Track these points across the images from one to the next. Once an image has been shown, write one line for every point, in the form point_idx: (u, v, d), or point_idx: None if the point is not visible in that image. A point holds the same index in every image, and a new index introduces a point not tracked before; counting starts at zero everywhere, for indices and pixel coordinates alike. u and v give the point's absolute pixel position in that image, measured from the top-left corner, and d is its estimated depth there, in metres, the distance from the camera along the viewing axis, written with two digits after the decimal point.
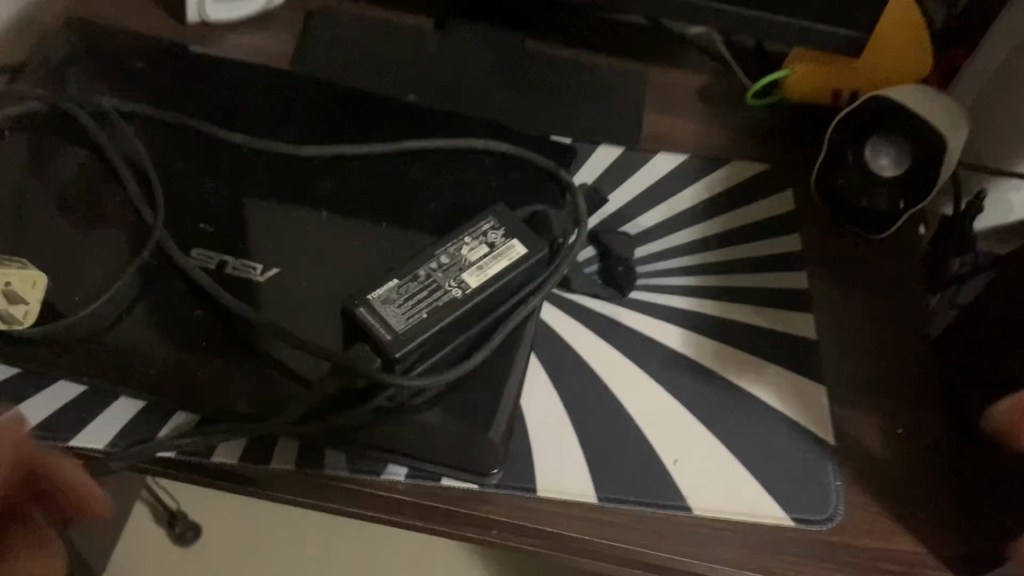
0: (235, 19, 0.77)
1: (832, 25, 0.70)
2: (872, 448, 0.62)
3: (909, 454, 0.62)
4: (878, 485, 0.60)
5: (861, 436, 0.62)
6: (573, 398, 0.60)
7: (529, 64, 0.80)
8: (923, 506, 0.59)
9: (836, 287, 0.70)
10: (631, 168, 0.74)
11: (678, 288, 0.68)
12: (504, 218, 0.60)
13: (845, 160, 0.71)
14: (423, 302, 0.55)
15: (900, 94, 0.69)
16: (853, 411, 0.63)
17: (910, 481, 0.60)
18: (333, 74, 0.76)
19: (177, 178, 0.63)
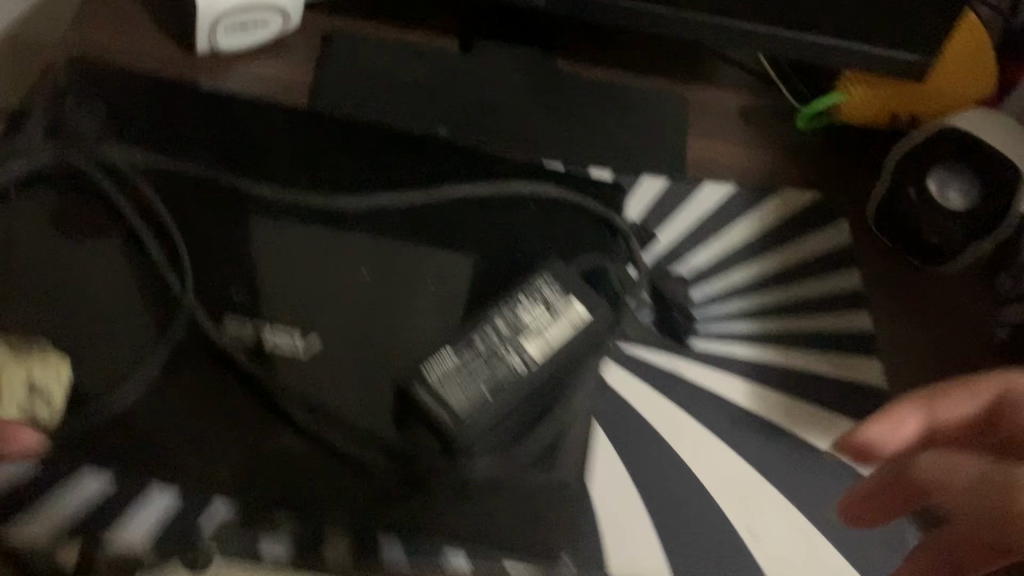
0: (248, 46, 0.71)
1: (893, 48, 0.66)
2: None
3: None
4: None
5: None
6: (642, 465, 0.57)
7: (563, 87, 0.75)
8: None
9: (900, 328, 0.67)
10: (680, 200, 0.70)
11: (738, 335, 0.64)
12: (561, 274, 0.56)
13: (907, 194, 0.67)
14: (483, 377, 0.51)
15: (968, 122, 0.65)
16: None
17: None
18: (356, 105, 0.71)
19: (204, 238, 0.58)
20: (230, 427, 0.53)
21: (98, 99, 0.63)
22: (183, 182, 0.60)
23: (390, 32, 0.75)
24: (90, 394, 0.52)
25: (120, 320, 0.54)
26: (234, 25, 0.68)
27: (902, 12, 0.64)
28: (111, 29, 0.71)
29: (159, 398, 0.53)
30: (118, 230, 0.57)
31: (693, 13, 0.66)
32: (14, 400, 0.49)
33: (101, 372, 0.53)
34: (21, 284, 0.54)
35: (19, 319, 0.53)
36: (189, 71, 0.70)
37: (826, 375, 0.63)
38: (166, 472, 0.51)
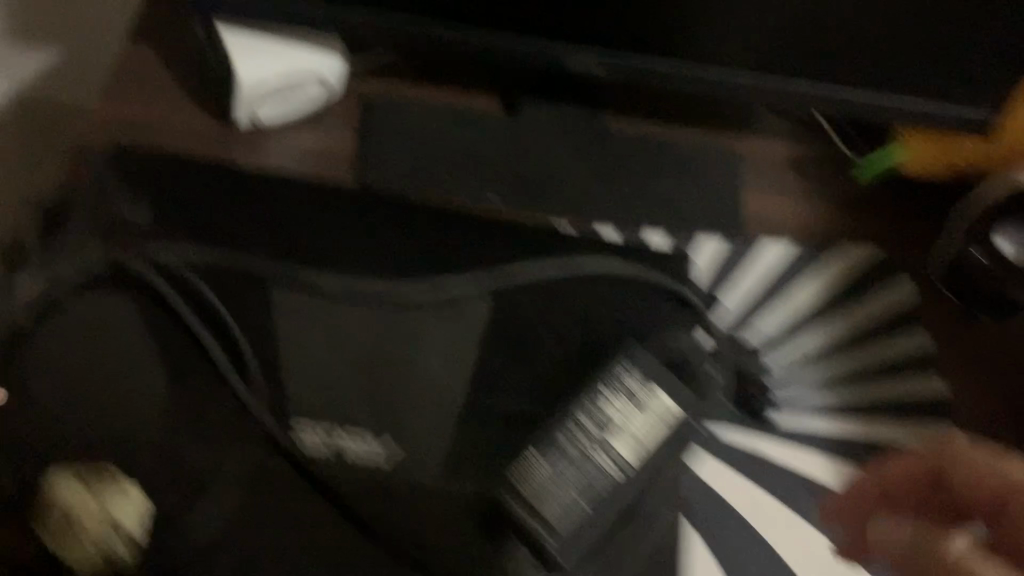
0: (287, 114, 0.68)
1: (956, 101, 0.64)
2: None
3: None
4: None
5: None
6: (736, 558, 0.56)
7: (613, 142, 0.73)
8: None
9: (974, 389, 0.65)
10: (742, 262, 0.68)
11: (814, 408, 0.63)
12: (643, 363, 0.54)
13: (970, 257, 0.66)
14: (576, 486, 0.50)
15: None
16: None
17: None
18: (403, 176, 0.68)
19: (269, 338, 0.56)
20: (306, 542, 0.50)
21: (143, 186, 0.61)
22: (237, 278, 0.58)
23: (432, 94, 0.73)
24: (157, 517, 0.50)
25: (185, 431, 0.52)
26: (274, 97, 0.66)
27: (969, 65, 0.61)
28: (147, 106, 0.69)
29: (229, 514, 0.51)
30: (177, 334, 0.55)
31: (750, 71, 0.64)
32: (95, 542, 0.47)
33: (166, 491, 0.50)
34: (82, 397, 0.52)
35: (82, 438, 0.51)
36: (228, 145, 0.67)
37: (907, 445, 0.62)
38: None
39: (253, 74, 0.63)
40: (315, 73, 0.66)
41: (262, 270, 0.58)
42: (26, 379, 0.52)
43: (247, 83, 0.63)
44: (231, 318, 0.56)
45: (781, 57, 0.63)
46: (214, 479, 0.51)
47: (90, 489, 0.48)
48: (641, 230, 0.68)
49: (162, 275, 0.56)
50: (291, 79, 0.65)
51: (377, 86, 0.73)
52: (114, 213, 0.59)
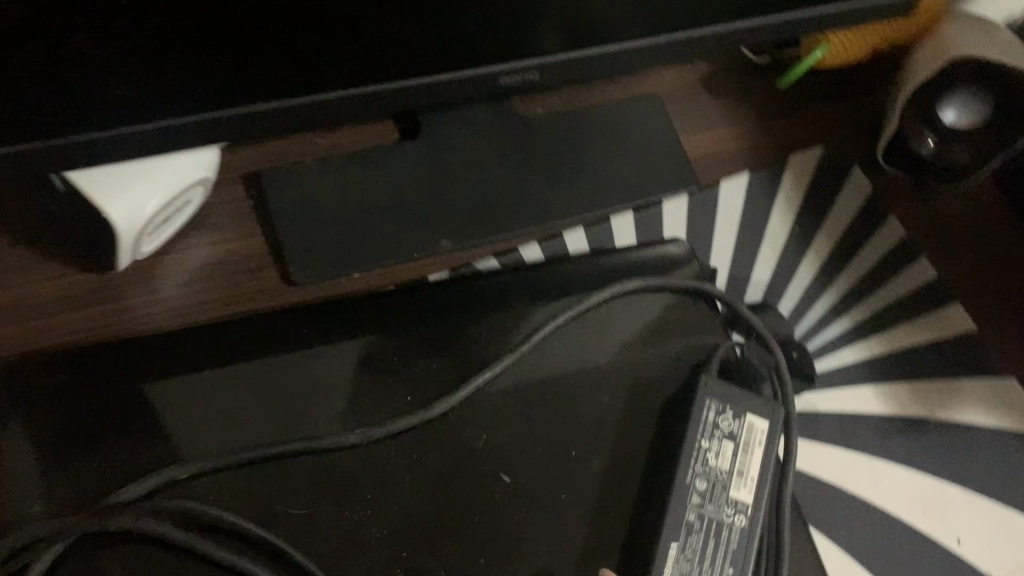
0: (168, 234, 0.56)
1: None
2: None
3: None
4: None
5: None
6: (841, 526, 0.55)
7: (531, 127, 0.65)
8: None
9: (953, 259, 0.66)
10: (710, 213, 0.65)
11: (836, 341, 0.62)
12: (720, 390, 0.49)
13: (926, 144, 0.66)
14: (719, 554, 0.45)
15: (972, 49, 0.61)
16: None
17: None
18: (339, 254, 0.58)
19: (306, 521, 0.46)
20: None
21: (39, 416, 0.47)
22: (231, 473, 0.46)
23: (317, 143, 0.62)
24: None
25: None
26: (156, 225, 0.53)
27: None
28: None
29: None
30: (202, 574, 0.44)
31: (682, 40, 0.57)
32: None
33: None
34: None
35: None
36: (121, 300, 0.55)
37: (935, 341, 0.62)
38: None
39: (136, 212, 0.51)
40: (197, 180, 0.54)
41: (250, 454, 0.46)
42: None
43: (135, 223, 0.51)
44: (255, 526, 0.44)
45: (706, 18, 0.57)
46: None
47: None
48: (609, 220, 0.63)
49: (151, 513, 0.43)
50: (173, 200, 0.54)
51: (249, 157, 0.61)
52: (34, 463, 0.46)
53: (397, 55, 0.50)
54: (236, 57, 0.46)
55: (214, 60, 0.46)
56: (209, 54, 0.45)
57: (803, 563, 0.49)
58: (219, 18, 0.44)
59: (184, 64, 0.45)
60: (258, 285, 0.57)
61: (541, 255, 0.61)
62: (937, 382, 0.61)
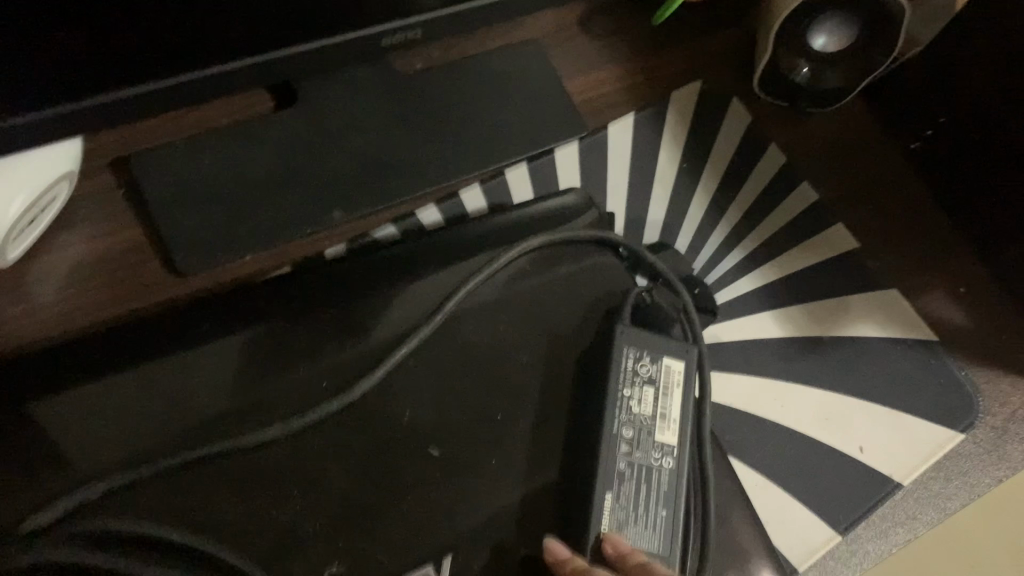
0: (35, 237, 0.51)
1: None
2: (947, 316, 0.68)
3: (976, 307, 0.70)
4: (969, 347, 0.68)
5: (930, 309, 0.68)
6: (756, 451, 0.58)
7: (413, 84, 0.63)
8: (986, 338, 0.69)
9: (831, 181, 0.69)
10: (602, 158, 0.65)
11: (730, 274, 0.65)
12: (637, 339, 0.50)
13: (801, 72, 0.66)
14: (652, 498, 0.47)
15: None
16: (916, 296, 0.68)
17: (987, 329, 0.69)
18: (226, 237, 0.55)
19: (237, 522, 0.44)
20: None
21: None
22: (149, 485, 0.44)
23: (188, 121, 0.58)
24: None
25: None
26: (20, 227, 0.49)
27: None
28: None
29: None
30: None
31: None
32: None
33: None
34: None
35: None
36: None
37: (821, 263, 0.65)
38: None
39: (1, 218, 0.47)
40: (64, 173, 0.50)
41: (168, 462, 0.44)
42: None
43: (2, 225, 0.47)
44: (187, 536, 0.42)
45: None
46: None
47: None
48: (504, 175, 0.63)
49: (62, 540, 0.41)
50: (38, 198, 0.49)
51: (112, 143, 0.56)
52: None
53: (272, 27, 0.46)
54: (95, 45, 0.42)
55: (71, 51, 0.41)
56: (64, 46, 0.41)
57: (727, 494, 0.51)
58: (73, 7, 0.39)
59: (37, 58, 0.40)
60: (143, 281, 0.54)
61: (438, 216, 0.61)
62: (828, 302, 0.64)
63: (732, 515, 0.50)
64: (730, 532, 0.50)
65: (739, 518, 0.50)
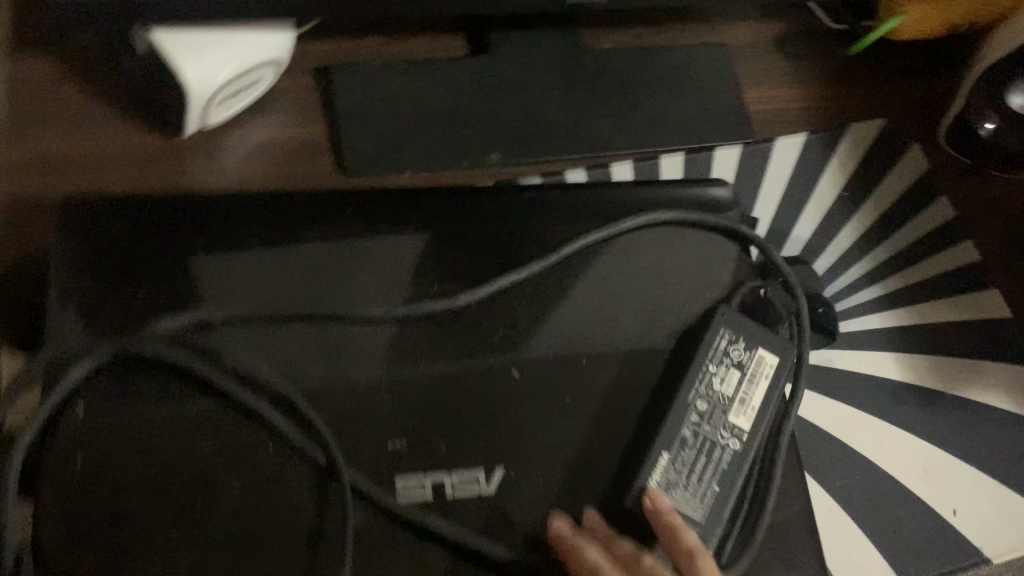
0: (237, 109, 0.59)
1: None
2: None
3: None
4: None
5: None
6: (838, 481, 0.56)
7: (597, 60, 0.67)
8: None
9: (1000, 245, 0.66)
10: (761, 166, 0.66)
11: (867, 305, 0.62)
12: (736, 324, 0.50)
13: (983, 128, 0.66)
14: (707, 472, 0.46)
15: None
16: None
17: None
18: (392, 149, 0.61)
19: (324, 378, 0.49)
20: None
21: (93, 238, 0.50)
22: (258, 325, 0.49)
23: (391, 48, 0.65)
24: None
25: (263, 505, 0.45)
26: (226, 96, 0.57)
27: None
28: (69, 132, 0.57)
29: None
30: (219, 409, 0.47)
31: None
32: None
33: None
34: (132, 500, 0.44)
35: (137, 548, 0.43)
36: (183, 160, 0.58)
37: (964, 322, 0.63)
38: None
39: (211, 74, 0.53)
40: (272, 60, 0.57)
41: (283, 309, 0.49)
42: (72, 527, 0.43)
43: (208, 89, 0.54)
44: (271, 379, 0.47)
45: None
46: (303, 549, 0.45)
47: None
48: (658, 159, 0.65)
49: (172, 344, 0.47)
50: (246, 78, 0.57)
51: (325, 50, 0.64)
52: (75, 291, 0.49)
53: None
54: None
55: None
56: None
57: (793, 501, 0.50)
58: None
59: None
60: (313, 168, 0.60)
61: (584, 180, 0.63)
62: (960, 362, 0.61)
63: (791, 522, 0.50)
64: (783, 535, 0.49)
65: (798, 530, 0.50)
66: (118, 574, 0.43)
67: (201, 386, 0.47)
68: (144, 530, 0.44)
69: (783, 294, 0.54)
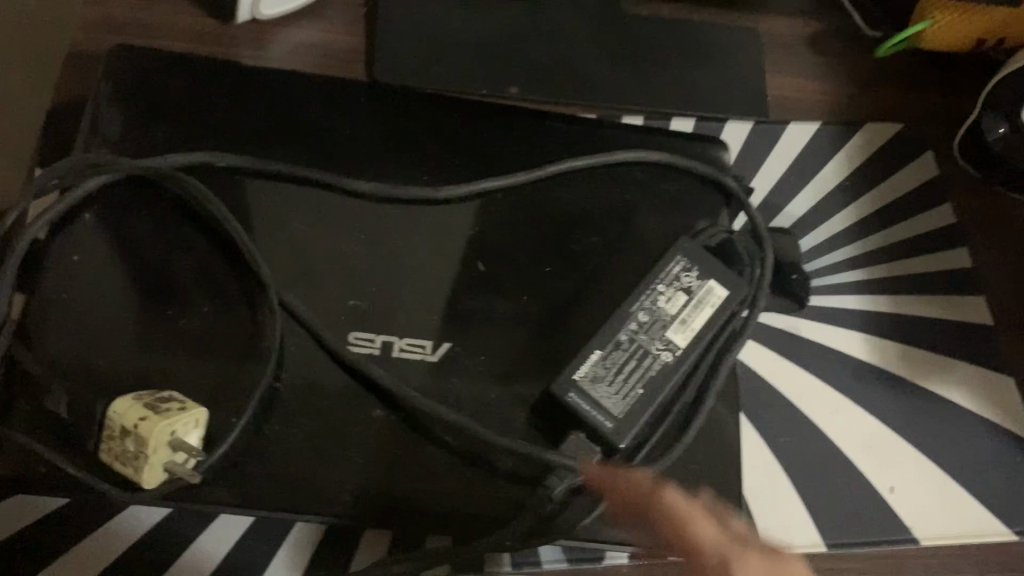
0: (288, 7, 0.65)
1: None
2: None
3: None
4: None
5: None
6: (781, 438, 0.57)
7: (629, 24, 0.70)
8: None
9: (995, 258, 0.66)
10: (768, 145, 0.68)
11: (845, 288, 0.64)
12: (693, 255, 0.53)
13: (995, 132, 0.67)
14: (634, 375, 0.49)
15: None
16: None
17: None
18: (419, 66, 0.65)
19: (305, 237, 0.53)
20: (352, 438, 0.49)
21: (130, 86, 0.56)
22: (255, 181, 0.54)
23: None
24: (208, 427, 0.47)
25: (219, 331, 0.50)
26: None
27: None
28: (135, 3, 0.63)
29: (275, 410, 0.49)
30: (204, 245, 0.52)
31: None
32: (159, 460, 0.43)
33: (204, 390, 0.48)
34: (109, 302, 0.49)
35: (105, 343, 0.48)
36: (230, 44, 0.64)
37: (943, 320, 0.63)
38: (303, 502, 0.47)
39: None
40: None
41: (279, 169, 0.54)
42: (53, 313, 0.49)
43: None
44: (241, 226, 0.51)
45: None
46: (248, 376, 0.49)
47: (153, 413, 0.43)
48: (669, 120, 0.67)
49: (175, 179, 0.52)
50: None
51: None
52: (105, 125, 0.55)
53: None
54: None
55: None
56: None
57: (717, 435, 0.52)
58: None
59: None
60: (344, 72, 0.65)
61: None
62: (929, 355, 0.62)
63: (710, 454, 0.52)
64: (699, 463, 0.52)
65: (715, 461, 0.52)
66: (83, 361, 0.48)
67: (194, 222, 0.52)
68: (113, 330, 0.49)
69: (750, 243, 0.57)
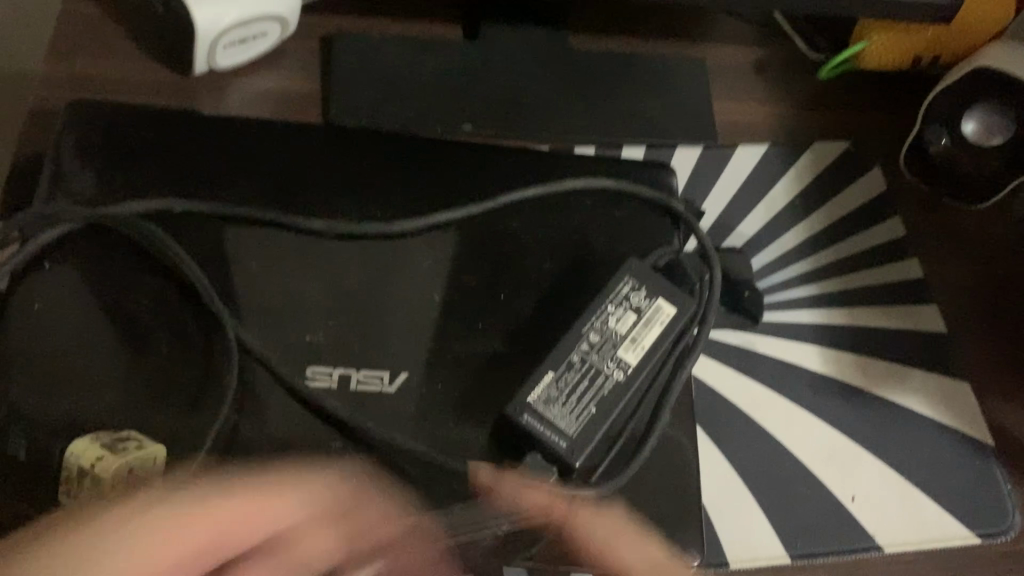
0: (244, 58, 0.67)
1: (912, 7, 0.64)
2: None
3: None
4: None
5: (1012, 428, 0.62)
6: (742, 452, 0.58)
7: (578, 59, 0.73)
8: None
9: (946, 266, 0.68)
10: (717, 169, 0.70)
11: (798, 303, 0.65)
12: (642, 274, 0.54)
13: (938, 143, 0.69)
14: (587, 394, 0.50)
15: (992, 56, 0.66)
16: (1001, 403, 0.63)
17: None
18: (374, 108, 0.67)
19: (261, 277, 0.54)
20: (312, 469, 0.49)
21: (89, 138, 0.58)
22: (211, 224, 0.55)
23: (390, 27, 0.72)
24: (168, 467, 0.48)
25: (177, 370, 0.51)
26: (234, 42, 0.64)
27: None
28: (96, 61, 0.66)
29: (235, 446, 0.49)
30: (161, 288, 0.53)
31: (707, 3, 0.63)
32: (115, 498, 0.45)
33: (163, 429, 0.49)
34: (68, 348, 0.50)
35: (65, 388, 0.49)
36: (189, 95, 0.66)
37: (897, 329, 0.64)
38: None
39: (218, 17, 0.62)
40: (277, 16, 0.65)
41: (234, 212, 0.55)
42: (15, 361, 0.50)
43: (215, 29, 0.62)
44: (197, 268, 0.52)
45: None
46: (207, 414, 0.50)
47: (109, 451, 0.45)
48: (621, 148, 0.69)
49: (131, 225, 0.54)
50: (252, 28, 0.64)
51: (332, 23, 0.71)
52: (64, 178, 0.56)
53: None
54: None
55: None
56: None
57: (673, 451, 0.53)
58: None
59: None
60: (302, 117, 0.67)
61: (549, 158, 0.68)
62: (885, 364, 0.63)
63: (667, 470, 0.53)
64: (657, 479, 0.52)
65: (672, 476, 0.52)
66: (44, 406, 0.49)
67: (152, 267, 0.53)
68: (73, 374, 0.50)
69: (699, 262, 0.58)
